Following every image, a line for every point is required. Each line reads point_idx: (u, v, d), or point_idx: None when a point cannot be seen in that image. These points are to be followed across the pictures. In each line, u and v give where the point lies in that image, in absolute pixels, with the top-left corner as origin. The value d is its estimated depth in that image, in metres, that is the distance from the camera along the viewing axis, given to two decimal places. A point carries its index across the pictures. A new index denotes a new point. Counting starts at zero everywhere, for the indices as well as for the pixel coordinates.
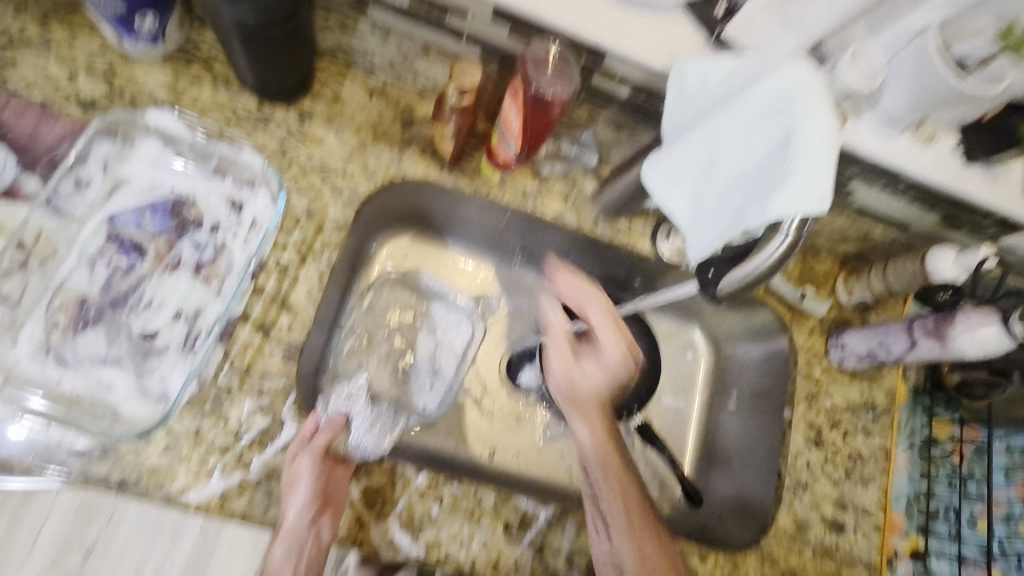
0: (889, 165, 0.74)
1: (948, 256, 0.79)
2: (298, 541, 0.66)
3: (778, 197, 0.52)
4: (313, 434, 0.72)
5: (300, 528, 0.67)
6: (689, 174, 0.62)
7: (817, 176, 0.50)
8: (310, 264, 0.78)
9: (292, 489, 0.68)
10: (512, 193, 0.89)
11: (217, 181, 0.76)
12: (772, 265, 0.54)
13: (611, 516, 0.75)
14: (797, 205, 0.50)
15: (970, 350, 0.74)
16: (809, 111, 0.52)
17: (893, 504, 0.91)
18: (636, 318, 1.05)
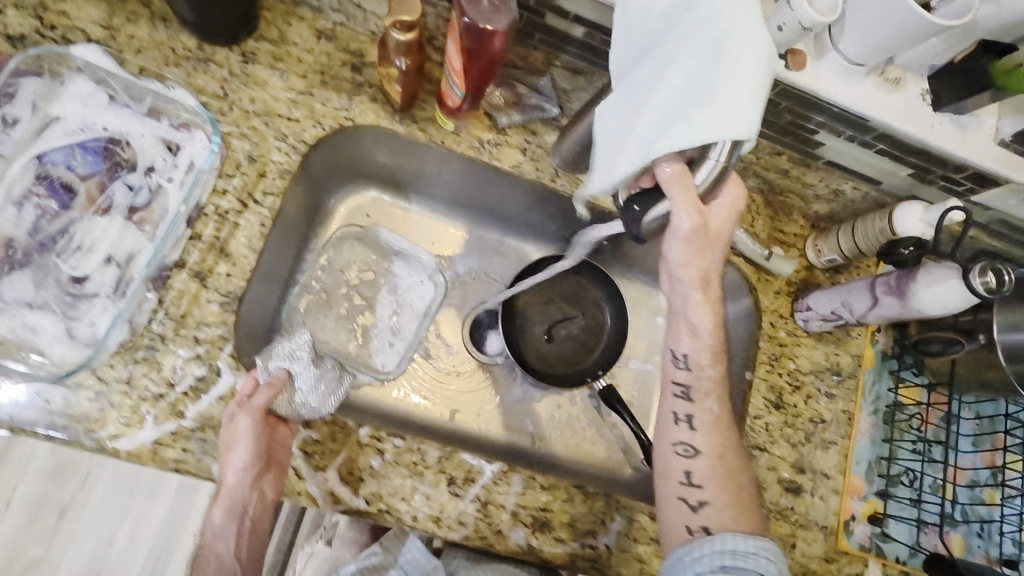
0: (855, 112, 0.71)
1: (915, 212, 0.77)
2: (239, 494, 0.68)
3: (704, 119, 0.54)
4: (252, 392, 0.69)
5: (241, 484, 0.67)
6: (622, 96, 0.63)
7: (744, 103, 0.53)
8: (251, 211, 0.75)
9: (230, 449, 0.67)
10: (467, 143, 0.85)
11: (152, 122, 0.73)
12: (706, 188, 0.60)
13: (701, 419, 0.77)
14: (729, 126, 0.54)
15: (930, 307, 0.73)
16: (742, 34, 0.54)
17: (853, 468, 0.90)
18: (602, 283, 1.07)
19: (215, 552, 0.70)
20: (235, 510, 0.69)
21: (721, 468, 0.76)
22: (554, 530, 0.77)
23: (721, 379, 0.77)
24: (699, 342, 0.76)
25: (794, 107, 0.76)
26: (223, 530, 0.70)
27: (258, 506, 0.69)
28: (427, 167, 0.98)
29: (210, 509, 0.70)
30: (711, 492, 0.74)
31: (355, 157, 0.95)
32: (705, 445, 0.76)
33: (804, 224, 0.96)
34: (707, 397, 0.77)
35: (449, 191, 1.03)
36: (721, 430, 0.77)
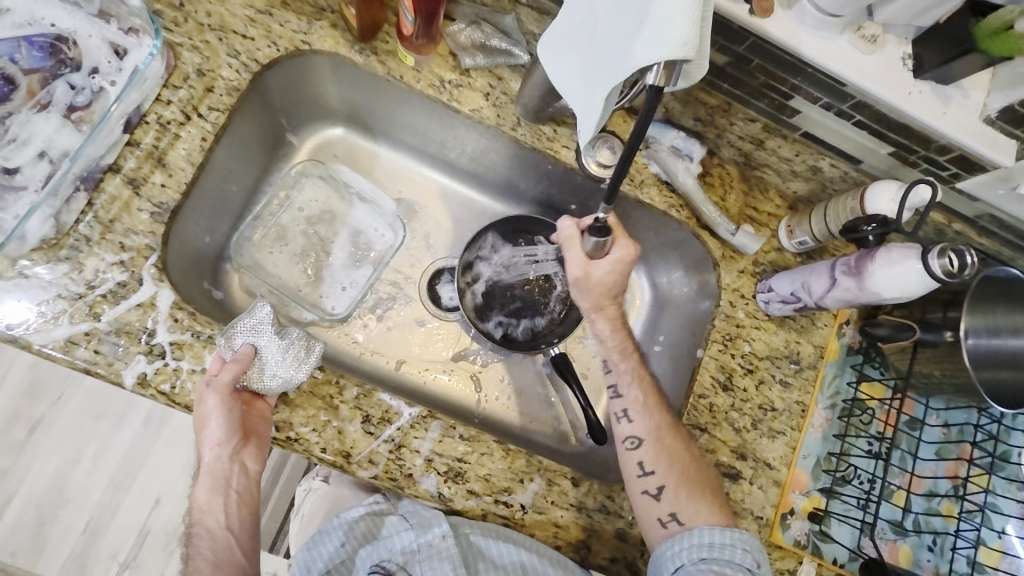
0: (832, 72, 0.65)
1: (887, 192, 0.72)
2: (221, 471, 0.69)
3: (637, 49, 0.44)
4: (219, 369, 0.69)
5: (221, 460, 0.69)
6: (574, 47, 0.56)
7: (677, 15, 0.42)
8: (194, 124, 0.74)
9: (204, 426, 0.68)
10: (428, 81, 0.83)
11: (102, 24, 0.72)
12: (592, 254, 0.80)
13: (635, 409, 0.80)
14: (660, 45, 0.42)
15: (886, 291, 0.68)
16: None
17: (799, 462, 0.85)
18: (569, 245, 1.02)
19: (205, 527, 0.69)
20: (219, 488, 0.70)
21: (674, 463, 0.77)
22: (468, 481, 0.75)
23: (638, 371, 0.82)
24: (605, 346, 0.83)
25: (766, 65, 0.71)
26: (210, 505, 0.70)
27: (242, 480, 0.70)
28: (394, 111, 0.95)
29: (193, 487, 0.70)
30: (664, 475, 0.76)
31: (308, 92, 0.93)
32: (644, 431, 0.78)
33: (780, 204, 0.90)
34: (632, 387, 0.81)
35: (416, 137, 1.00)
36: (654, 415, 0.79)
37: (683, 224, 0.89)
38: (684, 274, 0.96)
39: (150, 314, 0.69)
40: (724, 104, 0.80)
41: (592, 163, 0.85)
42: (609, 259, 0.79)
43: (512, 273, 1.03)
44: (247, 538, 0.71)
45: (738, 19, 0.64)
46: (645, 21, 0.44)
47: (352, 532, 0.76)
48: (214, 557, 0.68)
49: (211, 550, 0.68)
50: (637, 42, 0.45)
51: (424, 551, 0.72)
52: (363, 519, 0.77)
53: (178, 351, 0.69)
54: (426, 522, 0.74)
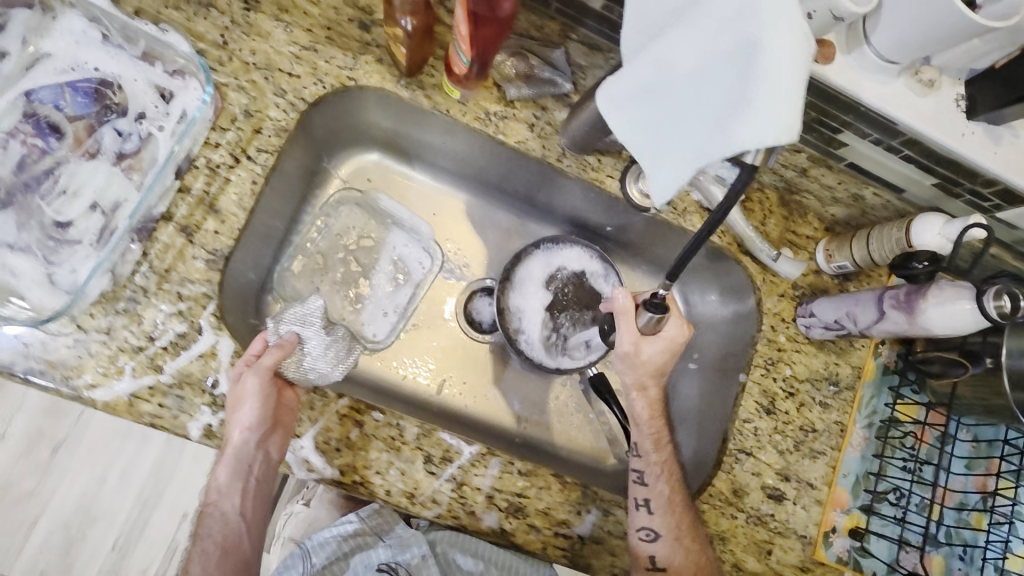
0: (887, 114, 0.66)
1: (933, 225, 0.73)
2: (245, 456, 0.68)
3: (740, 129, 0.47)
4: (261, 352, 0.70)
5: (246, 445, 0.67)
6: (644, 104, 0.57)
7: (784, 101, 0.46)
8: (243, 167, 0.73)
9: (239, 407, 0.67)
10: (473, 114, 0.82)
11: (147, 67, 0.70)
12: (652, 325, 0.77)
13: (656, 501, 0.78)
14: (769, 130, 0.46)
15: (938, 326, 0.69)
16: (777, 22, 0.46)
17: (839, 481, 0.88)
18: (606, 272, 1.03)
19: (220, 511, 0.72)
20: (240, 475, 0.70)
21: (680, 544, 0.76)
22: (527, 516, 0.76)
23: (667, 464, 0.81)
24: (640, 429, 0.82)
25: (820, 102, 0.71)
26: (229, 488, 0.71)
27: (262, 466, 0.69)
28: (429, 136, 0.94)
29: (215, 468, 0.71)
30: (677, 571, 0.76)
31: (353, 120, 0.92)
32: (662, 526, 0.76)
33: (818, 227, 0.93)
34: (659, 480, 0.80)
35: (451, 161, 1.00)
36: (674, 511, 0.78)
37: (726, 249, 0.91)
38: (720, 297, 0.98)
39: (211, 365, 0.69)
40: None
41: (635, 190, 0.85)
42: (660, 338, 0.77)
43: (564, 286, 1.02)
44: (258, 524, 0.74)
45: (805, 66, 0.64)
46: (746, 103, 0.47)
47: (332, 552, 0.86)
48: (223, 542, 0.71)
49: (222, 534, 0.71)
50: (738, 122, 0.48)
51: (404, 567, 0.84)
52: (345, 539, 0.87)
53: None
54: (406, 542, 0.86)
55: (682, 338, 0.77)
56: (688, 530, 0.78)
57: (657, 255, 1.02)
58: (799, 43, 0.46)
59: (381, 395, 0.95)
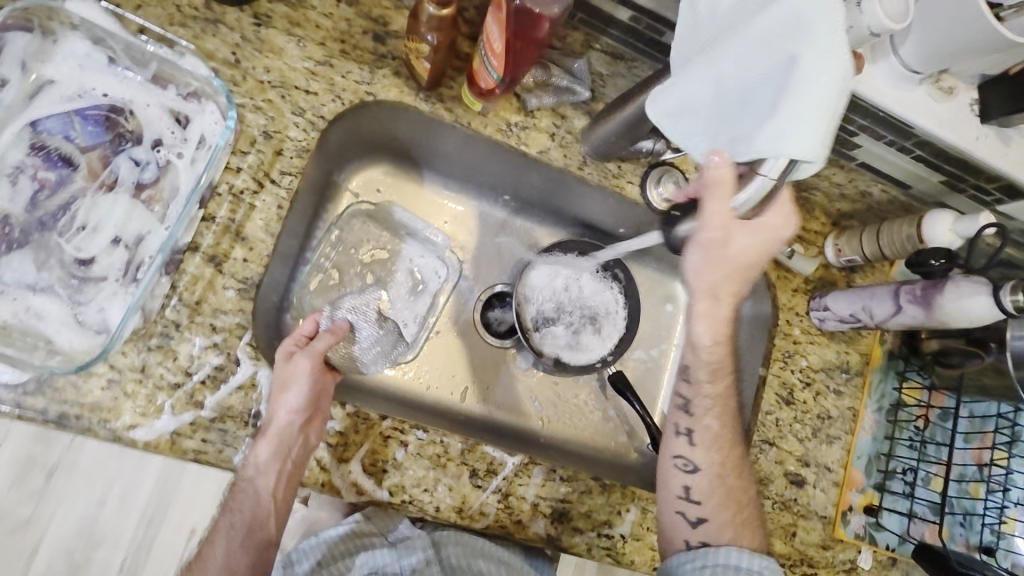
0: (904, 118, 0.71)
1: (945, 222, 0.77)
2: (286, 439, 0.65)
3: (772, 142, 0.54)
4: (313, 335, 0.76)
5: (292, 427, 0.66)
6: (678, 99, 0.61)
7: (814, 122, 0.53)
8: (267, 192, 0.71)
9: (285, 390, 0.67)
10: (495, 126, 0.82)
11: (159, 91, 0.67)
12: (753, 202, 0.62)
13: (700, 433, 0.77)
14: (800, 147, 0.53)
15: (953, 320, 0.75)
16: (820, 44, 0.52)
17: (854, 462, 0.93)
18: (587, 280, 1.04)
19: (253, 487, 0.67)
20: (277, 458, 0.65)
21: (719, 479, 0.77)
22: (571, 520, 0.78)
23: (723, 398, 0.77)
24: (697, 357, 0.76)
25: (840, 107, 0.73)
26: (266, 469, 0.66)
27: (301, 452, 0.67)
28: (438, 142, 0.92)
29: (253, 445, 0.66)
30: (709, 508, 0.76)
31: (370, 130, 0.89)
32: (704, 459, 0.77)
33: (825, 222, 0.95)
34: (707, 413, 0.77)
35: (462, 168, 0.98)
36: (720, 448, 0.77)
37: None
38: None
39: (252, 397, 0.67)
40: None
41: (656, 196, 0.87)
42: (755, 227, 0.65)
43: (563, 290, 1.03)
44: (283, 507, 0.69)
45: None
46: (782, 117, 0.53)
47: (332, 552, 0.77)
48: (251, 517, 0.68)
49: (252, 510, 0.68)
50: (773, 134, 0.54)
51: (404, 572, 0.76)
52: (341, 539, 0.77)
53: None
54: (408, 544, 0.78)
55: (785, 232, 0.66)
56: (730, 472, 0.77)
57: None
58: (831, 70, 0.52)
59: (405, 409, 0.92)
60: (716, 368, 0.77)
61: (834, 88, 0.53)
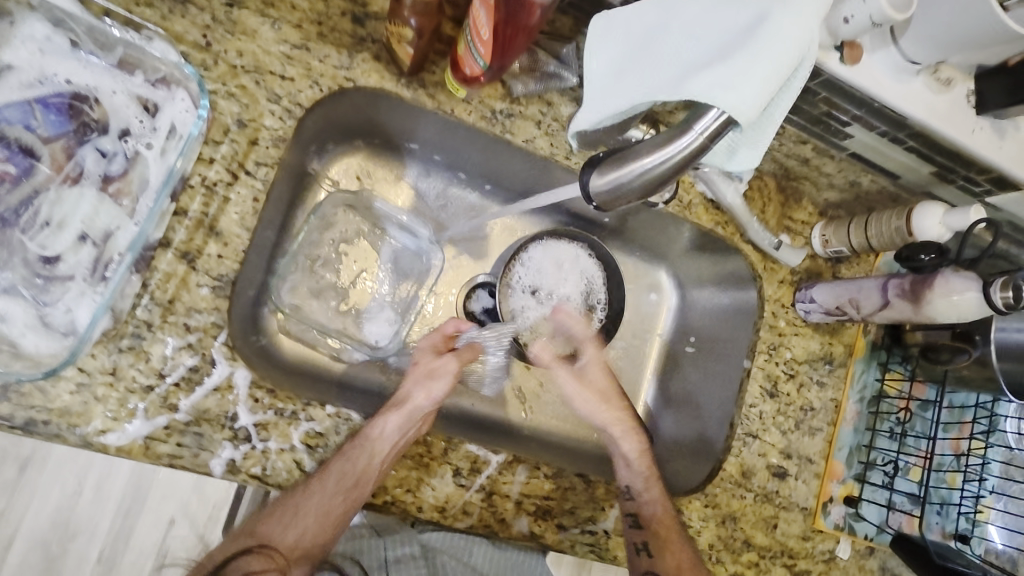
0: (899, 110, 0.69)
1: (935, 214, 0.76)
2: (413, 412, 0.75)
3: (705, 82, 0.52)
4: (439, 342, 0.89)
5: (420, 408, 0.75)
6: (632, 36, 0.61)
7: (755, 82, 0.51)
8: (242, 184, 0.68)
9: (433, 379, 0.84)
10: (479, 113, 0.80)
11: (126, 77, 0.63)
12: (687, 159, 0.52)
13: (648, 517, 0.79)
14: (736, 100, 0.51)
15: (942, 315, 0.75)
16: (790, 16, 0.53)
17: (836, 454, 0.93)
18: (563, 255, 1.01)
19: (371, 445, 0.69)
20: (400, 430, 0.72)
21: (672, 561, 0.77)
22: (557, 517, 0.78)
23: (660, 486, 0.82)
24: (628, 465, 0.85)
25: (833, 98, 0.72)
26: (383, 434, 0.71)
27: (418, 432, 0.74)
28: (416, 127, 0.89)
29: (382, 414, 0.72)
30: None
31: (358, 118, 0.87)
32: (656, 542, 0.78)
33: (812, 211, 0.95)
34: (650, 499, 0.81)
35: (446, 156, 0.96)
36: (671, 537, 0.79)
37: (728, 240, 0.93)
38: (718, 285, 1.01)
39: (228, 398, 0.65)
40: (778, 128, 0.81)
41: None
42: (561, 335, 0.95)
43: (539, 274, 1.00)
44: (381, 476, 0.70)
45: (829, 68, 0.66)
46: (728, 65, 0.52)
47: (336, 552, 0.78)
48: (353, 473, 0.68)
49: (354, 468, 0.68)
50: (716, 76, 0.52)
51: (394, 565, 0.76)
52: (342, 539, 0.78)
53: (264, 432, 0.67)
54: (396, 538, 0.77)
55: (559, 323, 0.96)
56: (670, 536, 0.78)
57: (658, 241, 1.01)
58: (791, 44, 0.53)
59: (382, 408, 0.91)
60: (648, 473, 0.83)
61: (785, 60, 0.53)
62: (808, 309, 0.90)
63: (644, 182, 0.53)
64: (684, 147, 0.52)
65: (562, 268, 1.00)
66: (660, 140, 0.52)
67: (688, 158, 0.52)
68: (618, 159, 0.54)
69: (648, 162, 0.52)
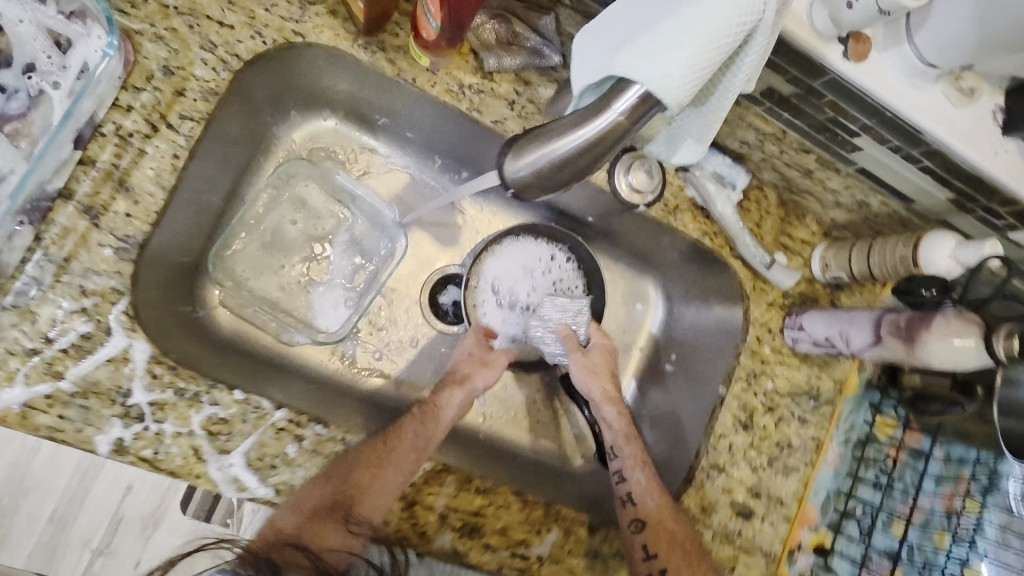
0: (912, 121, 0.61)
1: (945, 246, 0.66)
2: (472, 391, 0.82)
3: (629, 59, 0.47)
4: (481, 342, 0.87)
5: (474, 389, 0.82)
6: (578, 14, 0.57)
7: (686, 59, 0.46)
8: (162, 137, 0.61)
9: (482, 369, 0.84)
10: (445, 85, 0.71)
11: (37, 7, 0.56)
12: (611, 137, 0.47)
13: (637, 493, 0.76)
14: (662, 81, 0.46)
15: (936, 360, 0.65)
16: None
17: (810, 497, 0.84)
18: (534, 244, 0.93)
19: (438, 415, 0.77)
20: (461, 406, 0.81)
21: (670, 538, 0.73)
22: (484, 536, 0.70)
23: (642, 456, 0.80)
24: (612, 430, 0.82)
25: (840, 103, 0.63)
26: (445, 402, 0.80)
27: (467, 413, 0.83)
28: (397, 103, 0.80)
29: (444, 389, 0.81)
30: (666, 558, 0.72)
31: (301, 81, 0.76)
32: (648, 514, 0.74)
33: (815, 230, 0.85)
34: (636, 470, 0.78)
35: (421, 133, 0.86)
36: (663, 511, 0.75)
37: (716, 253, 0.83)
38: (702, 301, 0.91)
39: (123, 372, 0.59)
40: (779, 132, 0.72)
41: (624, 184, 0.77)
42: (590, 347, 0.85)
43: (508, 265, 0.93)
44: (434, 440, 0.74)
45: (834, 64, 0.58)
46: (656, 40, 0.47)
47: None
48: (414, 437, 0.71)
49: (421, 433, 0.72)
50: (640, 53, 0.47)
51: None
52: None
53: (160, 413, 0.60)
54: None
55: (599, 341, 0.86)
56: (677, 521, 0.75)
57: (644, 248, 0.92)
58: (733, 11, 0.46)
59: (322, 396, 0.81)
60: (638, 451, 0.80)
61: (724, 32, 0.46)
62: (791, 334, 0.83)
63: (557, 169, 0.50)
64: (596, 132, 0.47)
65: (532, 258, 0.93)
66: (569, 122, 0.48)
67: (607, 140, 0.47)
68: (541, 142, 0.50)
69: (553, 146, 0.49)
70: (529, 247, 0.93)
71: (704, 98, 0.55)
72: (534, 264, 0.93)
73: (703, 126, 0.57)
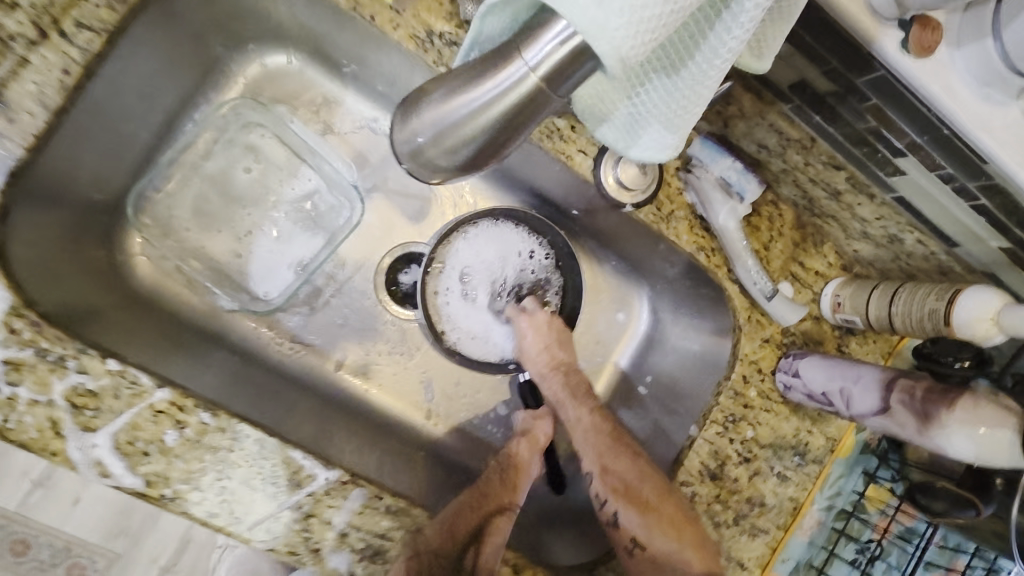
0: (972, 139, 0.49)
1: (989, 307, 0.54)
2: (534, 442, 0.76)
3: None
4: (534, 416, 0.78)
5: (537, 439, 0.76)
6: None
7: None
8: (51, 47, 0.52)
9: (541, 421, 0.78)
10: (408, 30, 0.60)
11: None
12: (522, 101, 0.39)
13: (580, 439, 0.73)
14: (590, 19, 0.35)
15: (950, 448, 0.55)
16: None
17: (776, 565, 0.73)
18: (510, 227, 0.80)
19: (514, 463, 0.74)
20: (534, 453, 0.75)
21: (623, 486, 0.68)
22: (388, 562, 0.61)
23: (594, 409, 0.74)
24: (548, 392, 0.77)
25: (885, 108, 0.52)
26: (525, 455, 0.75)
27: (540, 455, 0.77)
28: (361, 49, 0.68)
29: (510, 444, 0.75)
30: (616, 502, 0.68)
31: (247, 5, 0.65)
32: (589, 463, 0.71)
33: (833, 261, 0.72)
34: (576, 426, 0.73)
35: (391, 88, 0.73)
36: (617, 463, 0.70)
37: (710, 272, 0.70)
38: (692, 323, 0.79)
39: None
40: (806, 139, 0.60)
41: (611, 177, 0.66)
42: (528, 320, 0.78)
43: (478, 249, 0.80)
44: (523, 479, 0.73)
45: (886, 56, 0.47)
46: None
47: None
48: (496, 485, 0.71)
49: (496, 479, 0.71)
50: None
51: None
52: None
53: (14, 374, 0.51)
54: None
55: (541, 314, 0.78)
56: (622, 453, 0.70)
57: (634, 254, 0.79)
58: None
59: (245, 386, 0.71)
60: (574, 400, 0.74)
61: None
62: (789, 351, 0.71)
63: (475, 149, 0.42)
64: (509, 90, 0.38)
65: (505, 244, 0.80)
66: (466, 78, 0.39)
67: (516, 101, 0.39)
68: (438, 106, 0.41)
69: (454, 115, 0.40)
70: (502, 232, 0.80)
71: (678, 63, 0.41)
72: (505, 253, 0.81)
73: (676, 105, 0.43)
